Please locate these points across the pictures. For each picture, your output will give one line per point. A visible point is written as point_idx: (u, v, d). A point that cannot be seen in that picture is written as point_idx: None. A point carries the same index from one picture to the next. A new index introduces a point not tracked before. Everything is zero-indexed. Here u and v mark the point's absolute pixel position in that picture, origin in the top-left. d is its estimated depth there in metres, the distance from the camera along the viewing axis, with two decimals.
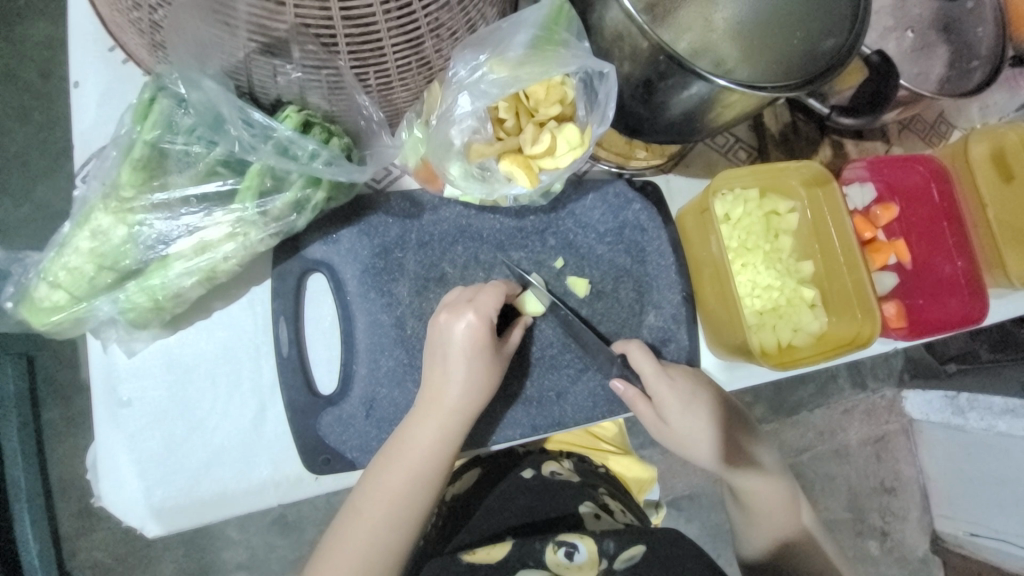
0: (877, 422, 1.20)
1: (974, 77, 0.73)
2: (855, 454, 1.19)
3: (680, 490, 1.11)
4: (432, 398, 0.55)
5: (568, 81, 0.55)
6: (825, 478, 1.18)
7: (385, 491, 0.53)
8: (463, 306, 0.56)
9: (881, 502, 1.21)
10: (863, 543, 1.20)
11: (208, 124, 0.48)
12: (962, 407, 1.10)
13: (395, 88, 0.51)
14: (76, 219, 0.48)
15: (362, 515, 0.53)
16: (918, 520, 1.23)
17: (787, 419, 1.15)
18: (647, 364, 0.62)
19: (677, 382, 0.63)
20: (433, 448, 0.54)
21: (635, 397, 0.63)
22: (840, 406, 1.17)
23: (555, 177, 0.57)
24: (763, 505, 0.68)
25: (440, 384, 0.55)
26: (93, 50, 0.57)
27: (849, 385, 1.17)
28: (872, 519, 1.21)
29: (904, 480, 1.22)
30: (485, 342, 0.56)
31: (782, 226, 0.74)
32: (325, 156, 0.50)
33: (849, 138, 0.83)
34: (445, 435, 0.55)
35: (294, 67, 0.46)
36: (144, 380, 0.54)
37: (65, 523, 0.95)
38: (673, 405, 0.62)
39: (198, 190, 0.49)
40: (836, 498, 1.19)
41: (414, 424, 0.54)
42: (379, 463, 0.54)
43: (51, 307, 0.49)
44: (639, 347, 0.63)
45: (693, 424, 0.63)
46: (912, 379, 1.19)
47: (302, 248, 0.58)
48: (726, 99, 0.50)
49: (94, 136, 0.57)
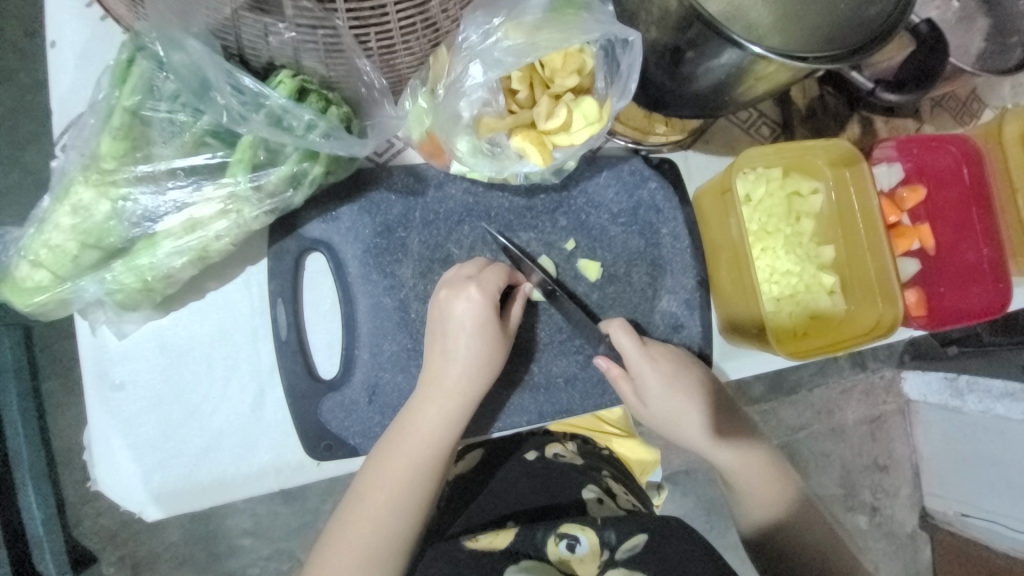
0: (875, 402, 1.19)
1: (1013, 54, 0.68)
2: (852, 432, 1.19)
3: (677, 466, 1.11)
4: (437, 380, 0.53)
5: (587, 49, 0.50)
6: (821, 455, 1.19)
7: (390, 478, 0.52)
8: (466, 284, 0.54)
9: (874, 479, 1.23)
10: (854, 517, 1.22)
11: (194, 90, 0.44)
12: (961, 390, 1.09)
13: (398, 52, 0.47)
14: (56, 192, 0.45)
15: (368, 499, 0.52)
16: (908, 497, 1.25)
17: (786, 397, 1.14)
18: (631, 343, 0.59)
19: (659, 364, 0.60)
20: (438, 434, 0.53)
21: (617, 375, 0.61)
22: (840, 385, 1.16)
23: (569, 154, 0.53)
24: (748, 480, 0.68)
25: (446, 367, 0.53)
26: (68, 4, 0.52)
27: (849, 365, 1.15)
28: (863, 495, 1.22)
29: (896, 458, 1.23)
30: (494, 324, 0.54)
31: (804, 208, 0.71)
32: (323, 127, 0.46)
33: (879, 115, 0.78)
34: (451, 420, 0.53)
35: (286, 26, 0.41)
36: (136, 363, 0.52)
37: (70, 490, 0.95)
38: (657, 388, 0.60)
39: (186, 162, 0.45)
40: (830, 475, 1.20)
41: (419, 408, 0.53)
42: (384, 446, 0.52)
43: (34, 287, 0.46)
44: (622, 325, 0.60)
45: (679, 407, 0.62)
46: (911, 361, 1.17)
47: (300, 226, 0.54)
48: (760, 71, 0.46)
49: (73, 101, 0.53)
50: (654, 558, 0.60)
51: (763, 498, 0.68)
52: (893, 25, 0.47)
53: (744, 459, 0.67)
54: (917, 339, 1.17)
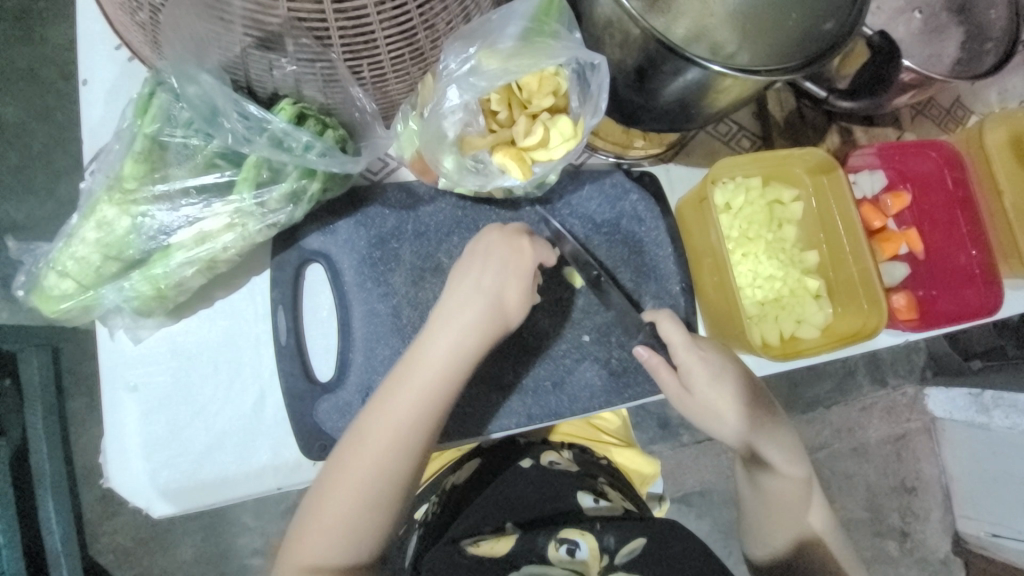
0: (898, 420, 1.25)
1: (986, 59, 0.70)
2: (875, 451, 1.24)
3: (691, 487, 1.17)
4: (418, 365, 0.53)
5: (561, 72, 0.55)
6: (843, 476, 1.23)
7: (403, 407, 0.52)
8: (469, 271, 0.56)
9: (903, 501, 1.27)
10: (883, 542, 1.26)
11: (205, 117, 0.49)
12: (987, 406, 1.16)
13: (389, 80, 0.52)
14: (84, 210, 0.50)
15: (343, 484, 0.51)
16: (941, 520, 1.29)
17: (802, 415, 1.20)
18: (678, 333, 0.61)
19: (708, 355, 0.62)
20: (450, 375, 0.53)
21: (658, 365, 0.62)
22: (859, 403, 1.23)
23: (549, 168, 0.57)
24: (776, 498, 0.67)
25: (429, 350, 0.53)
26: (100, 48, 0.59)
27: (868, 383, 1.22)
28: (892, 520, 1.26)
29: (925, 480, 1.28)
30: (487, 308, 0.55)
31: (786, 215, 0.73)
32: (319, 147, 0.51)
33: (858, 125, 0.80)
34: (433, 402, 0.53)
35: (288, 60, 0.47)
36: (149, 366, 0.56)
37: (89, 507, 0.99)
38: (702, 378, 0.61)
39: (198, 181, 0.50)
40: (854, 498, 1.24)
41: (400, 392, 0.52)
42: (362, 430, 0.52)
43: (61, 295, 0.51)
44: (669, 318, 0.62)
45: (724, 398, 0.62)
46: (934, 376, 1.25)
47: (300, 239, 0.59)
48: (719, 86, 0.50)
49: (101, 132, 0.59)
50: (656, 563, 0.61)
51: (784, 521, 0.67)
52: (850, 31, 0.52)
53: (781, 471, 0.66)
54: (935, 353, 1.25)
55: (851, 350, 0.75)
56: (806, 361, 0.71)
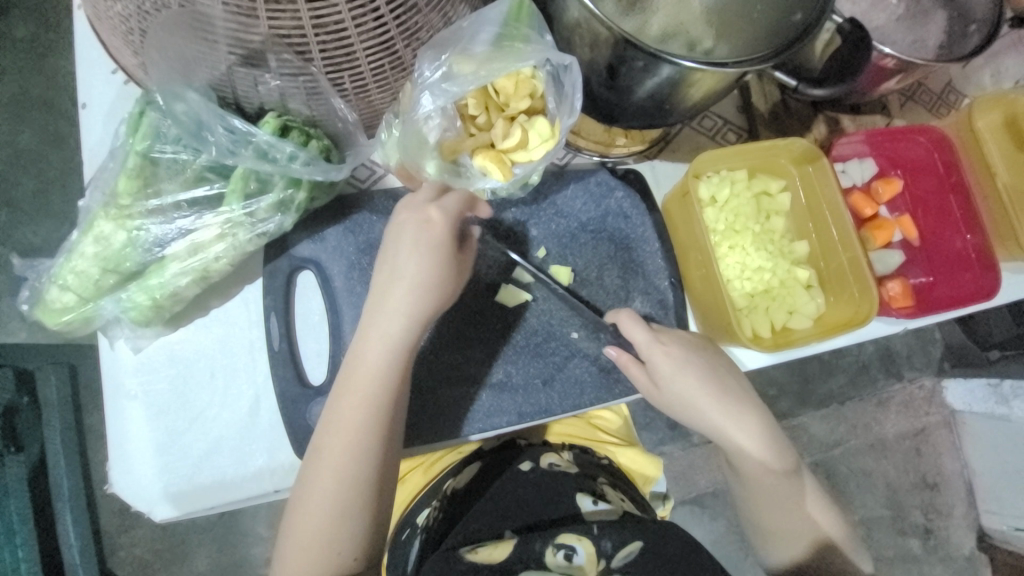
0: (916, 414, 1.23)
1: (971, 41, 0.70)
2: (893, 447, 1.22)
3: (703, 487, 1.16)
4: (360, 362, 0.54)
5: (537, 74, 0.56)
6: (861, 473, 1.21)
7: (351, 405, 0.53)
8: (396, 263, 0.55)
9: (924, 498, 1.24)
10: (905, 540, 1.23)
11: (193, 133, 0.51)
12: (1007, 396, 1.14)
13: (371, 90, 0.54)
14: (82, 227, 0.53)
15: (313, 501, 0.52)
16: (964, 516, 1.26)
17: (816, 410, 1.19)
18: (640, 331, 0.62)
19: (671, 349, 0.62)
20: (388, 364, 0.54)
21: (627, 361, 0.63)
22: (875, 399, 1.21)
23: (529, 169, 0.58)
24: (764, 494, 0.66)
25: (361, 359, 0.54)
26: (98, 74, 0.62)
27: (882, 376, 1.21)
28: (914, 517, 1.23)
29: (947, 475, 1.25)
30: (423, 305, 0.55)
31: (773, 207, 0.73)
32: (303, 157, 0.53)
33: (845, 114, 0.80)
34: (378, 403, 0.53)
35: (272, 76, 0.49)
36: (148, 374, 0.58)
37: (106, 521, 1.01)
38: (669, 369, 0.62)
39: (188, 195, 0.53)
40: (874, 495, 1.22)
41: (343, 402, 0.53)
42: (316, 448, 0.53)
43: (63, 307, 0.54)
44: (630, 316, 0.63)
45: (693, 391, 0.63)
46: (952, 368, 1.23)
47: (291, 247, 0.61)
48: (691, 81, 0.51)
49: (100, 151, 0.62)
50: (653, 566, 0.60)
51: (777, 516, 0.67)
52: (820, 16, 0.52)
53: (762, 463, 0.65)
54: (953, 344, 1.22)
55: (846, 339, 0.75)
56: (801, 351, 0.71)
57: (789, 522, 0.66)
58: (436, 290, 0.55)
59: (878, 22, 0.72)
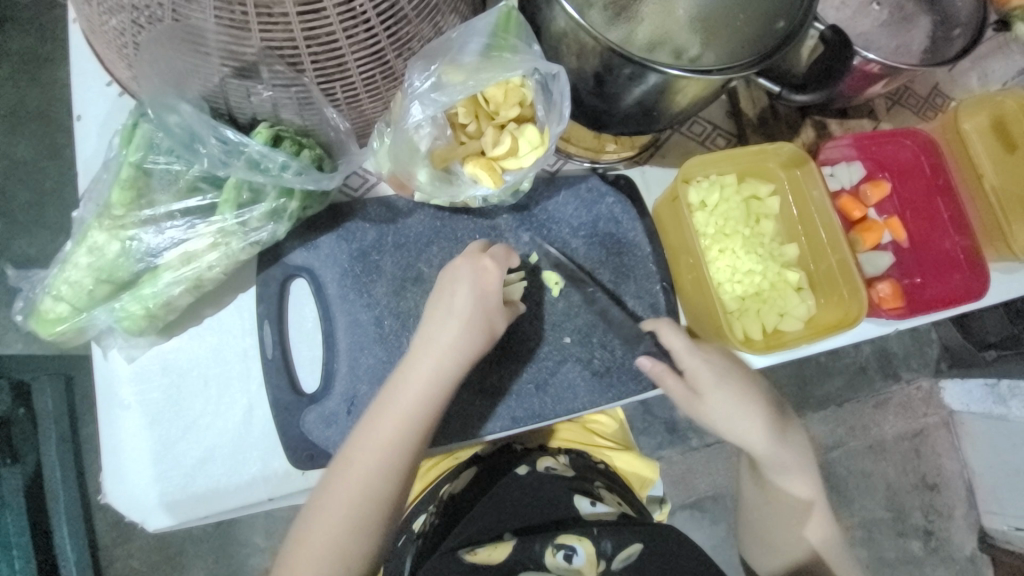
0: (915, 415, 1.23)
1: (955, 44, 0.72)
2: (892, 448, 1.22)
3: (703, 491, 1.16)
4: (402, 393, 0.55)
5: (526, 83, 0.57)
6: (860, 475, 1.21)
7: (384, 433, 0.54)
8: (445, 306, 0.58)
9: (924, 499, 1.24)
10: (907, 542, 1.23)
11: (184, 144, 0.52)
12: (1004, 396, 1.15)
13: (363, 100, 0.54)
14: (76, 237, 0.54)
15: (321, 515, 0.52)
16: (965, 517, 1.26)
17: (814, 413, 1.19)
18: (679, 341, 0.64)
19: (712, 357, 0.64)
20: (427, 400, 0.55)
21: (663, 372, 0.63)
22: (873, 399, 1.21)
23: (519, 176, 0.59)
24: (782, 502, 0.68)
25: (402, 391, 0.55)
26: (93, 86, 0.63)
27: (880, 377, 1.21)
28: (914, 518, 1.23)
29: (947, 476, 1.25)
30: (467, 347, 0.57)
31: (763, 210, 0.74)
32: (295, 167, 0.53)
33: (832, 117, 0.81)
34: (407, 438, 0.54)
35: (264, 87, 0.50)
36: (141, 383, 0.58)
37: (102, 533, 1.00)
38: (710, 377, 0.63)
39: (181, 205, 0.53)
40: (873, 497, 1.22)
41: (374, 426, 0.54)
42: (340, 465, 0.54)
43: (56, 318, 0.54)
44: (669, 326, 0.65)
45: (733, 399, 0.64)
46: (950, 369, 1.23)
47: (284, 255, 0.61)
48: (676, 88, 0.52)
49: (94, 162, 0.62)
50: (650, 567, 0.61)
51: (785, 517, 0.68)
52: (803, 23, 0.54)
53: (787, 467, 0.67)
54: (948, 344, 1.23)
55: (836, 342, 0.75)
56: (792, 353, 0.72)
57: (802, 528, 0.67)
58: (476, 337, 0.58)
59: (862, 28, 0.74)
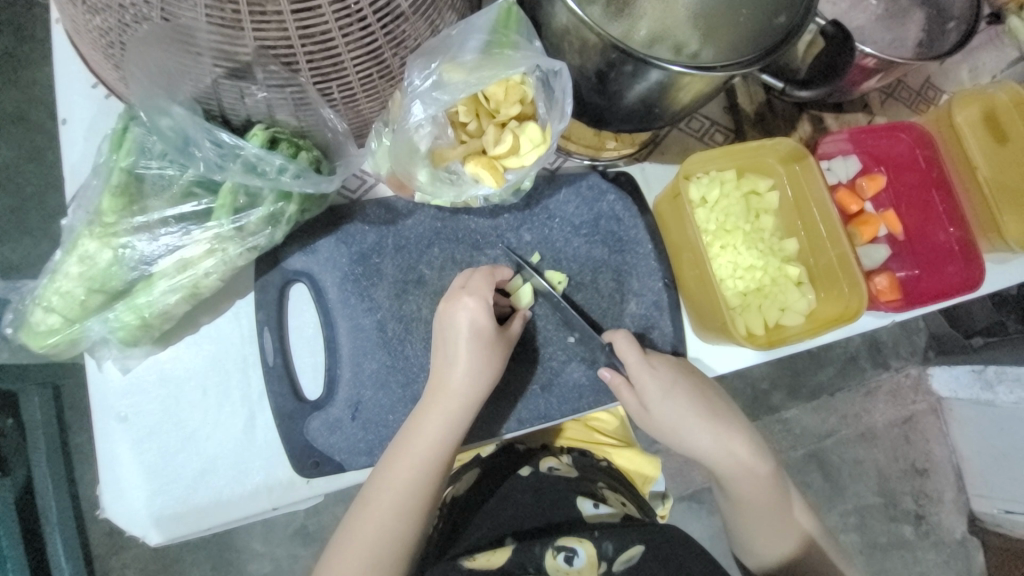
0: (904, 402, 1.25)
1: (949, 37, 0.72)
2: (883, 435, 1.24)
3: (700, 483, 1.17)
4: (414, 438, 0.56)
5: (526, 80, 0.56)
6: (852, 463, 1.23)
7: (397, 479, 0.55)
8: (449, 350, 0.58)
9: (914, 484, 1.26)
10: (898, 527, 1.25)
11: (178, 147, 0.51)
12: (991, 381, 1.17)
13: (360, 100, 0.53)
14: (66, 246, 0.52)
15: (340, 566, 0.53)
16: (954, 501, 1.28)
17: (808, 403, 1.21)
18: (633, 353, 0.63)
19: (659, 371, 0.63)
20: (440, 444, 0.56)
21: (620, 384, 0.64)
22: (863, 388, 1.23)
23: (522, 175, 0.58)
24: (752, 506, 0.67)
25: (415, 436, 0.56)
26: (78, 88, 0.61)
27: (870, 366, 1.23)
28: (905, 503, 1.26)
29: (936, 461, 1.27)
30: (475, 390, 0.57)
31: (762, 205, 0.74)
32: (293, 169, 0.52)
33: (828, 112, 0.81)
34: (419, 483, 0.55)
35: (259, 88, 0.48)
36: (138, 395, 0.57)
37: (96, 543, 0.99)
38: (657, 392, 0.63)
39: (176, 210, 0.52)
40: (865, 483, 1.24)
41: (387, 473, 0.55)
42: (357, 510, 0.55)
43: (47, 330, 0.52)
44: (626, 337, 0.63)
45: (680, 410, 0.64)
46: (936, 357, 1.25)
47: (282, 260, 0.60)
48: (679, 84, 0.51)
49: (82, 168, 0.60)
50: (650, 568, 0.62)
51: (755, 519, 0.67)
52: (803, 18, 0.53)
53: (750, 471, 0.66)
54: (935, 332, 1.25)
55: (838, 335, 0.75)
56: (793, 347, 0.72)
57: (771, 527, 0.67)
58: (485, 376, 0.58)
59: (857, 23, 0.74)
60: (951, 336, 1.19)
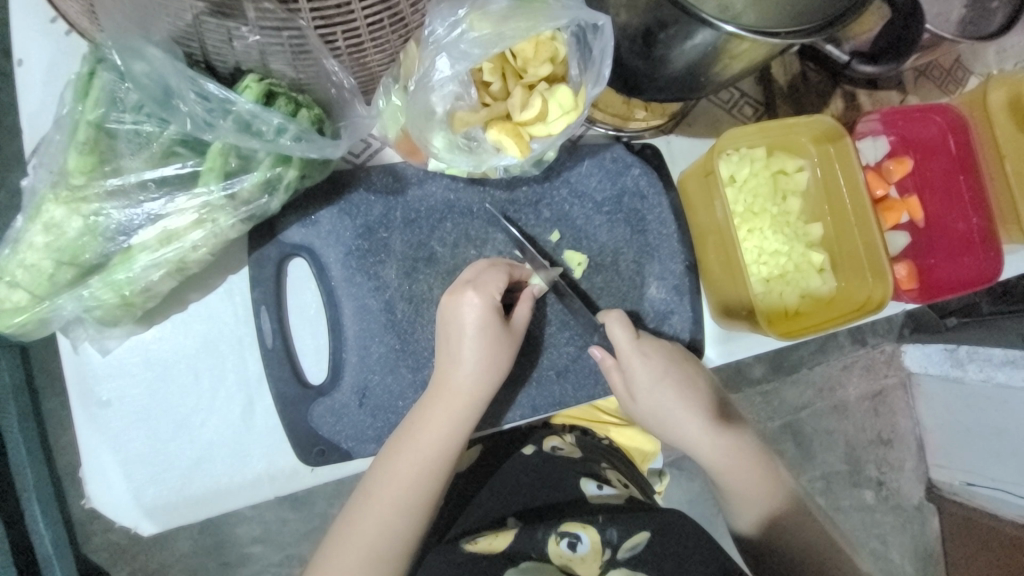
0: (876, 376, 1.14)
1: (994, 19, 0.68)
2: (854, 408, 1.14)
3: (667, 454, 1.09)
4: (420, 433, 0.53)
5: (558, 36, 0.50)
6: (824, 433, 1.14)
7: (400, 474, 0.52)
8: (455, 345, 0.54)
9: (879, 453, 1.17)
10: (860, 493, 1.17)
11: (157, 100, 0.44)
12: (962, 359, 1.05)
13: (367, 50, 0.46)
14: (27, 211, 0.45)
15: (338, 560, 0.51)
16: (914, 470, 1.20)
17: (787, 376, 1.10)
18: (625, 337, 0.59)
19: (651, 359, 0.60)
20: (446, 440, 0.53)
21: (609, 366, 0.61)
22: (840, 361, 1.12)
23: (547, 144, 0.52)
24: (737, 473, 0.63)
25: (421, 431, 0.53)
26: (31, 22, 0.52)
27: (849, 341, 1.10)
28: (868, 470, 1.17)
29: (901, 433, 1.17)
30: (482, 387, 0.54)
31: (791, 186, 0.70)
32: (293, 131, 0.46)
33: (862, 88, 0.77)
34: (424, 478, 0.52)
35: (249, 29, 0.41)
36: (122, 379, 0.53)
37: None
38: (645, 382, 0.60)
39: (156, 173, 0.45)
40: (834, 452, 1.15)
41: (390, 468, 0.52)
42: (359, 503, 0.53)
43: (11, 308, 0.46)
44: (618, 318, 0.60)
45: (674, 397, 0.61)
46: (910, 334, 1.13)
47: (279, 232, 0.54)
48: (734, 50, 0.45)
49: (42, 119, 0.52)
50: (660, 558, 0.57)
51: (751, 498, 0.63)
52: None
53: (728, 441, 0.63)
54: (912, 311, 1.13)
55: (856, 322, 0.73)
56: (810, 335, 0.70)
57: (763, 514, 0.63)
58: (494, 371, 0.54)
59: None
60: (926, 314, 1.11)
